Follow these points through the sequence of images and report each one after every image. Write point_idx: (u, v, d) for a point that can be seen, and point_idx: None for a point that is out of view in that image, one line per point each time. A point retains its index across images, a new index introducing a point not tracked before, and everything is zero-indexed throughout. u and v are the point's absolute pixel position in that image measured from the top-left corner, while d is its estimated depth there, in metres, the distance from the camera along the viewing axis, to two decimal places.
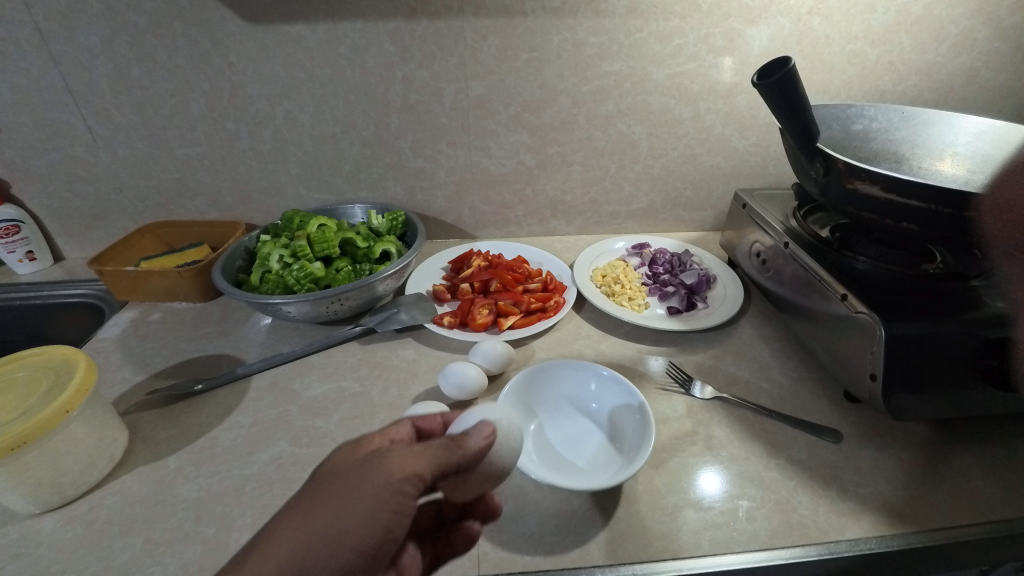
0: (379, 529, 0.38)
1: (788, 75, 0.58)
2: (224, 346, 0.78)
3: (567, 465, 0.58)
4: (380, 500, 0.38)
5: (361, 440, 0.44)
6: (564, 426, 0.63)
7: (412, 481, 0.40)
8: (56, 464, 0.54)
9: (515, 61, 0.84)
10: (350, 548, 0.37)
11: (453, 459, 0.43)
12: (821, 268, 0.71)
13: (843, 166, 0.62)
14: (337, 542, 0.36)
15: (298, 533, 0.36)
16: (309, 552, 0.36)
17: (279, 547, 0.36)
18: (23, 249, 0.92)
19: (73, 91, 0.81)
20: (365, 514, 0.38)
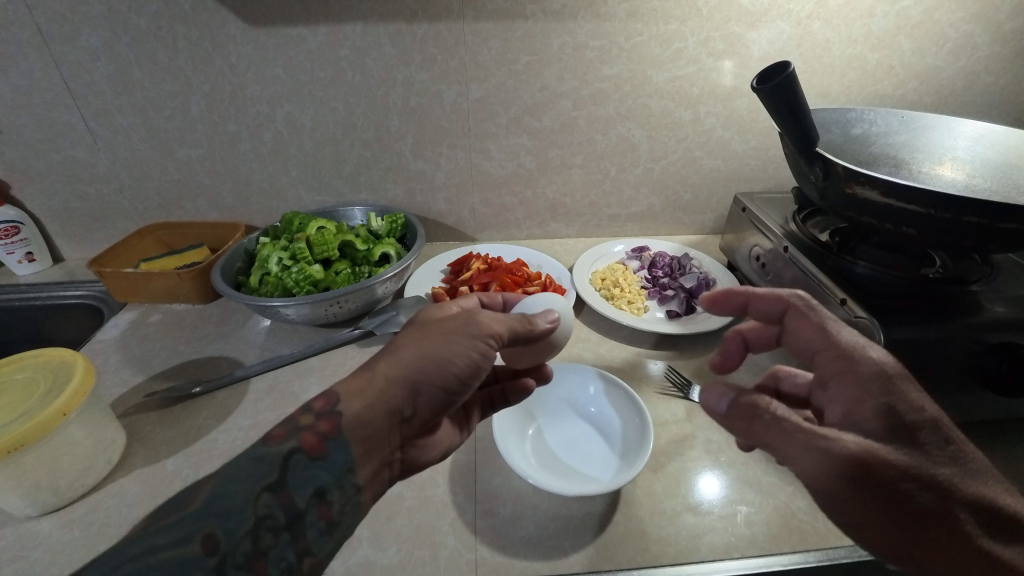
0: (476, 367, 0.48)
1: (788, 79, 0.58)
2: (223, 348, 0.77)
3: (568, 468, 0.58)
4: (477, 344, 0.48)
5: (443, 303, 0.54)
6: (563, 429, 0.63)
7: (497, 332, 0.50)
8: (54, 467, 0.54)
9: (515, 64, 0.84)
10: (454, 373, 0.47)
11: (527, 323, 0.53)
12: (820, 272, 0.70)
13: (842, 171, 0.62)
14: (445, 363, 0.47)
15: (415, 353, 0.46)
16: (425, 371, 0.46)
17: (401, 365, 0.46)
18: (22, 250, 0.91)
19: (74, 93, 0.81)
20: (466, 351, 0.48)
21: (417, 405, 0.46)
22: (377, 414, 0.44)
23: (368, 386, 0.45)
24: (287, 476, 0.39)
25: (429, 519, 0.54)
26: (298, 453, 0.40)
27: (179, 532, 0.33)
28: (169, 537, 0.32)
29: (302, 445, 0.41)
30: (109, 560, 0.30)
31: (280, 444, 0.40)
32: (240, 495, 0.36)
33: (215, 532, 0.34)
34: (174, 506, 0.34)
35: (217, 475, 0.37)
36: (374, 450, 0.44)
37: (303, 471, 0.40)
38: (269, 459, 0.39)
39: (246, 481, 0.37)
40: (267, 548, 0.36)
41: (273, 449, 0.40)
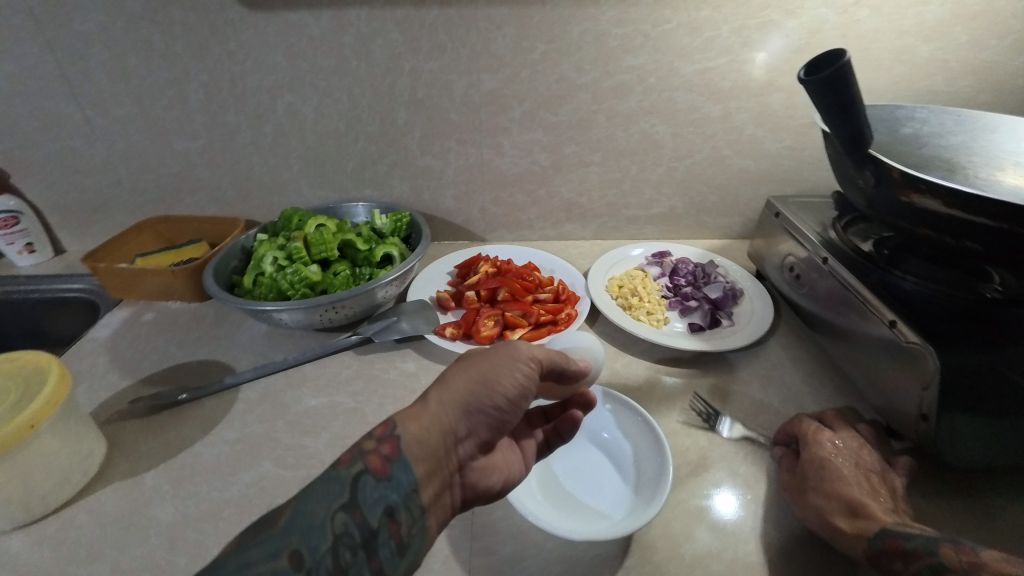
0: (524, 388, 0.46)
1: (842, 71, 0.50)
2: (215, 351, 0.74)
3: (573, 499, 0.53)
4: (520, 366, 0.46)
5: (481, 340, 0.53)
6: (572, 458, 0.58)
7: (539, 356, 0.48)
8: (23, 482, 0.50)
9: (531, 53, 0.78)
10: (502, 395, 0.45)
11: (564, 355, 0.52)
12: (864, 287, 0.63)
13: (899, 175, 0.54)
14: (492, 384, 0.44)
15: (463, 374, 0.45)
16: (476, 391, 0.44)
17: (451, 388, 0.44)
18: (22, 242, 0.88)
19: (68, 80, 0.77)
20: (513, 371, 0.45)
21: (471, 426, 0.44)
22: (434, 435, 0.42)
23: (424, 408, 0.43)
24: (360, 495, 0.38)
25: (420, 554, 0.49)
26: (366, 475, 0.38)
27: (267, 546, 0.32)
28: (260, 551, 0.32)
29: (369, 467, 0.39)
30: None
31: (350, 466, 0.39)
32: (318, 513, 0.35)
33: (301, 546, 0.33)
34: (259, 528, 0.33)
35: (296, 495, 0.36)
36: (436, 470, 0.42)
37: (374, 490, 0.38)
38: (341, 481, 0.38)
39: (323, 501, 0.36)
40: (346, 567, 0.35)
41: (344, 473, 0.38)
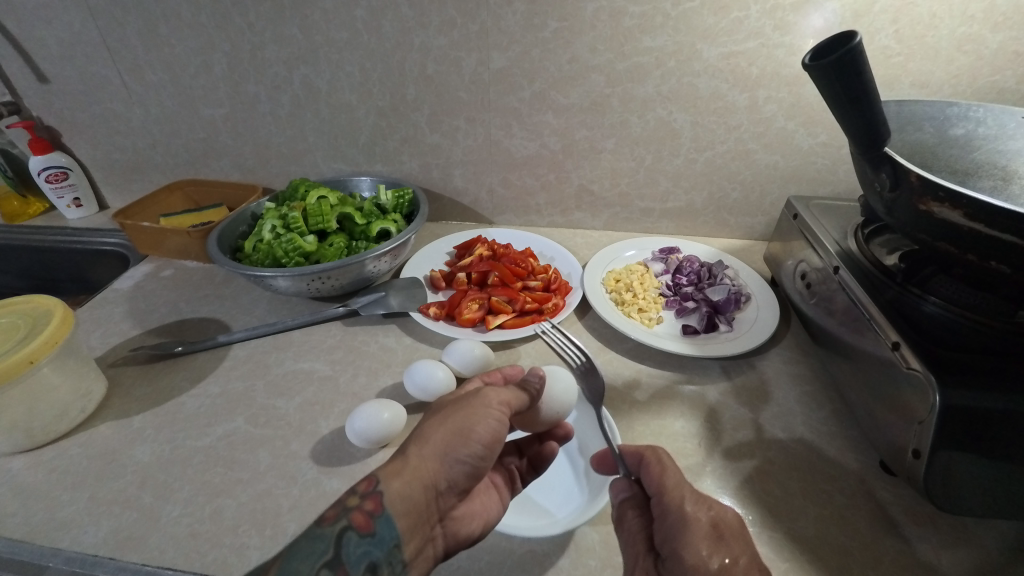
0: (499, 434, 0.45)
1: (851, 55, 0.43)
2: (218, 310, 0.79)
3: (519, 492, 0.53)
4: (493, 412, 0.46)
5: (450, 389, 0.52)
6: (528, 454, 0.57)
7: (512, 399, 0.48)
8: (24, 412, 0.55)
9: (542, 31, 0.75)
10: (478, 443, 0.44)
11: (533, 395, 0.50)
12: (874, 305, 0.57)
13: (917, 180, 0.47)
14: (469, 433, 0.44)
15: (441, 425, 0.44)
16: (454, 441, 0.43)
17: (430, 440, 0.43)
18: (70, 196, 0.98)
19: (110, 47, 0.84)
20: (487, 419, 0.45)
21: (451, 476, 0.43)
22: (415, 489, 0.41)
23: (405, 461, 0.42)
24: (344, 551, 0.38)
25: None
26: (350, 531, 0.38)
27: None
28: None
29: (352, 523, 0.38)
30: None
31: (334, 522, 0.39)
32: (302, 571, 0.35)
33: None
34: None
35: (282, 553, 0.36)
36: (419, 525, 0.41)
37: (359, 547, 0.38)
38: (325, 537, 0.38)
39: (307, 558, 0.36)
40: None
41: (328, 530, 0.38)
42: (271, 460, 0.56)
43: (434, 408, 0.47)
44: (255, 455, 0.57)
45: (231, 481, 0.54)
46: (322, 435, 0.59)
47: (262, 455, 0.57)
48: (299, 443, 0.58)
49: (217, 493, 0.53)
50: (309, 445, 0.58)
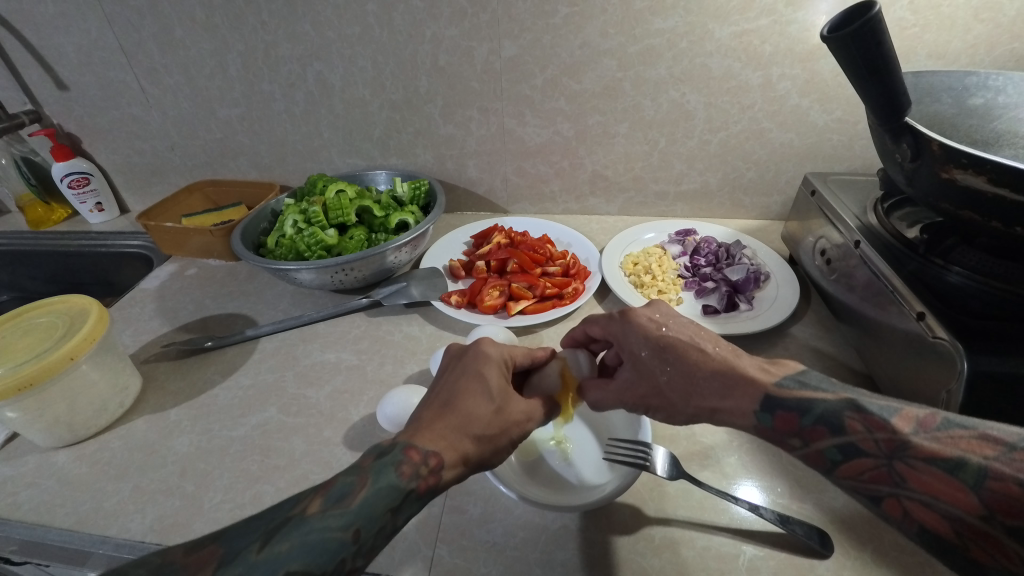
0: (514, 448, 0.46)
1: (868, 26, 0.43)
2: (243, 306, 0.80)
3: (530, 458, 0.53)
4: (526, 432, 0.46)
5: (466, 356, 0.47)
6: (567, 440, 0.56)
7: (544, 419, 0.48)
8: (67, 408, 0.57)
9: (553, 17, 0.75)
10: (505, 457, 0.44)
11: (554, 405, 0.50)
12: (897, 277, 0.57)
13: (939, 149, 0.47)
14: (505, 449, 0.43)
15: (490, 426, 0.42)
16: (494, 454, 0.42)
17: (485, 443, 0.41)
18: (93, 201, 1.01)
19: (127, 52, 0.85)
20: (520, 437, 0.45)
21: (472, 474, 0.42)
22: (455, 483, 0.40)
23: (464, 458, 0.39)
24: (404, 504, 0.36)
25: None
26: (413, 494, 0.36)
27: (343, 518, 0.33)
28: (334, 520, 0.32)
29: (416, 488, 0.36)
30: (287, 534, 0.31)
31: (407, 478, 0.36)
32: (378, 507, 0.34)
33: (365, 528, 0.33)
34: (332, 503, 0.33)
35: (370, 473, 0.36)
36: None
37: (415, 503, 0.37)
38: (398, 486, 0.36)
39: (383, 496, 0.35)
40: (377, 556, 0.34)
41: (402, 483, 0.36)
42: (306, 447, 0.58)
43: (475, 390, 0.43)
44: (290, 442, 0.58)
45: (268, 468, 0.56)
46: (354, 422, 0.60)
47: (296, 442, 0.58)
48: (332, 429, 0.60)
49: (256, 479, 0.55)
50: (340, 432, 0.59)
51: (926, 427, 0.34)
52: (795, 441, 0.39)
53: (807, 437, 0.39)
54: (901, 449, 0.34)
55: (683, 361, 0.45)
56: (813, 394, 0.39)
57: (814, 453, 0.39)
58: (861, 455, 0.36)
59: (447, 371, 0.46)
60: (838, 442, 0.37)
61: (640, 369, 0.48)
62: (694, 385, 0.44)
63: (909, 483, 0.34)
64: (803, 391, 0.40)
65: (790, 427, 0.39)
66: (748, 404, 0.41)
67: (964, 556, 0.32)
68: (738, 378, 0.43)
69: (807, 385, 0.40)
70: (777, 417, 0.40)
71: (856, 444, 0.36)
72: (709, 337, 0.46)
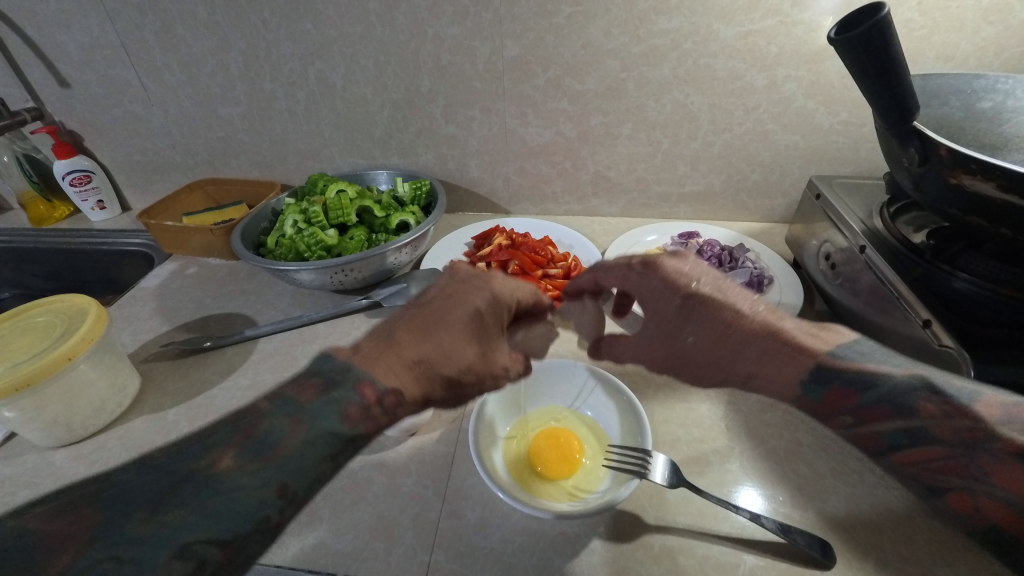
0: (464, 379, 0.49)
1: (876, 29, 0.42)
2: (243, 306, 0.80)
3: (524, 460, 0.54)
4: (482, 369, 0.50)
5: (467, 284, 0.52)
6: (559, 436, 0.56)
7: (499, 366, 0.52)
8: (65, 407, 0.57)
9: (556, 16, 0.74)
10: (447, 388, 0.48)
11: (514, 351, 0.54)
12: (902, 283, 0.56)
13: (947, 154, 0.46)
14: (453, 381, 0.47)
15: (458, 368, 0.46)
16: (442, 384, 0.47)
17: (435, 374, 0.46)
18: (95, 199, 1.00)
19: (128, 50, 0.85)
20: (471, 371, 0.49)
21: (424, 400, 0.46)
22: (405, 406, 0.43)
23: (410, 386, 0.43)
24: (346, 451, 0.37)
25: (391, 509, 0.51)
26: (361, 438, 0.38)
27: (259, 476, 0.32)
28: (250, 480, 0.32)
29: (363, 431, 0.38)
30: (199, 495, 0.30)
31: (352, 422, 0.37)
32: (311, 458, 0.34)
33: (291, 482, 0.33)
34: (253, 455, 0.33)
35: (305, 420, 0.36)
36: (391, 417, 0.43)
37: (357, 447, 0.38)
38: (341, 433, 0.36)
39: (318, 446, 0.35)
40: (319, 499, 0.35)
41: (347, 428, 0.37)
42: None
43: (462, 329, 0.47)
44: None
45: None
46: None
47: None
48: None
49: None
50: None
51: (1015, 420, 0.37)
52: (849, 418, 0.44)
53: (863, 416, 0.43)
54: (985, 441, 0.37)
55: (715, 314, 0.50)
56: (878, 371, 0.43)
57: (869, 433, 0.43)
58: (934, 444, 0.39)
59: (439, 303, 0.50)
60: (906, 426, 0.40)
61: (660, 312, 0.54)
62: (721, 338, 0.50)
63: (990, 477, 0.37)
64: (862, 367, 0.44)
65: (846, 401, 0.44)
66: (799, 373, 0.46)
67: (1001, 534, 0.37)
68: (787, 348, 0.47)
69: (870, 361, 0.44)
70: (833, 391, 0.44)
71: (930, 429, 0.39)
72: (747, 299, 0.51)
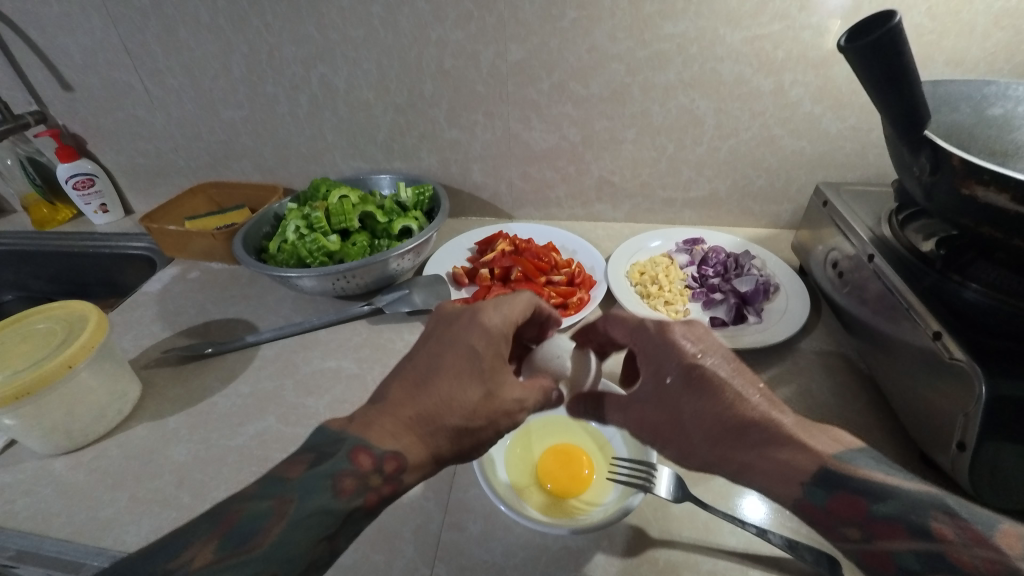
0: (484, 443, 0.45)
1: (888, 36, 0.41)
2: (245, 311, 0.80)
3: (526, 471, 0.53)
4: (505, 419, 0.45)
5: (453, 322, 0.47)
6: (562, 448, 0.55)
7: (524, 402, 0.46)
8: (64, 415, 0.56)
9: (561, 21, 0.74)
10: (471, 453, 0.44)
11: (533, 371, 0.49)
12: (912, 293, 0.55)
13: (960, 164, 0.45)
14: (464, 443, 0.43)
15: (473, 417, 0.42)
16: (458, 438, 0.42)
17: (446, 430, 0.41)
18: (98, 202, 1.00)
19: (131, 54, 0.85)
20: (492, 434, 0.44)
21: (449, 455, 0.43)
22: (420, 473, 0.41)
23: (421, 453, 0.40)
24: (344, 526, 0.37)
25: (391, 521, 0.50)
26: (360, 509, 0.38)
27: (246, 569, 0.32)
28: (236, 574, 0.31)
29: (363, 502, 0.38)
30: None
31: (347, 497, 0.37)
32: (303, 543, 0.34)
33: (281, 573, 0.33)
34: (228, 542, 0.32)
35: (292, 498, 0.35)
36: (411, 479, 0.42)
37: (356, 521, 0.37)
38: (335, 511, 0.36)
39: (312, 527, 0.35)
40: None
41: (342, 504, 0.37)
42: None
43: (454, 371, 0.43)
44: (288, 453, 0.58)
45: None
46: None
47: None
48: None
49: None
50: None
51: None
52: (853, 531, 0.36)
53: (877, 531, 0.34)
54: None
55: (714, 399, 0.42)
56: (887, 481, 0.36)
57: (877, 551, 0.34)
58: (950, 569, 0.31)
59: (439, 339, 0.46)
60: (920, 548, 0.32)
61: (661, 397, 0.46)
62: (722, 428, 0.42)
63: None
64: (870, 474, 0.36)
65: (849, 512, 0.36)
66: (799, 473, 0.38)
67: None
68: (789, 438, 0.39)
69: (877, 468, 0.37)
70: (837, 498, 0.36)
71: (945, 556, 0.31)
72: (752, 385, 0.43)
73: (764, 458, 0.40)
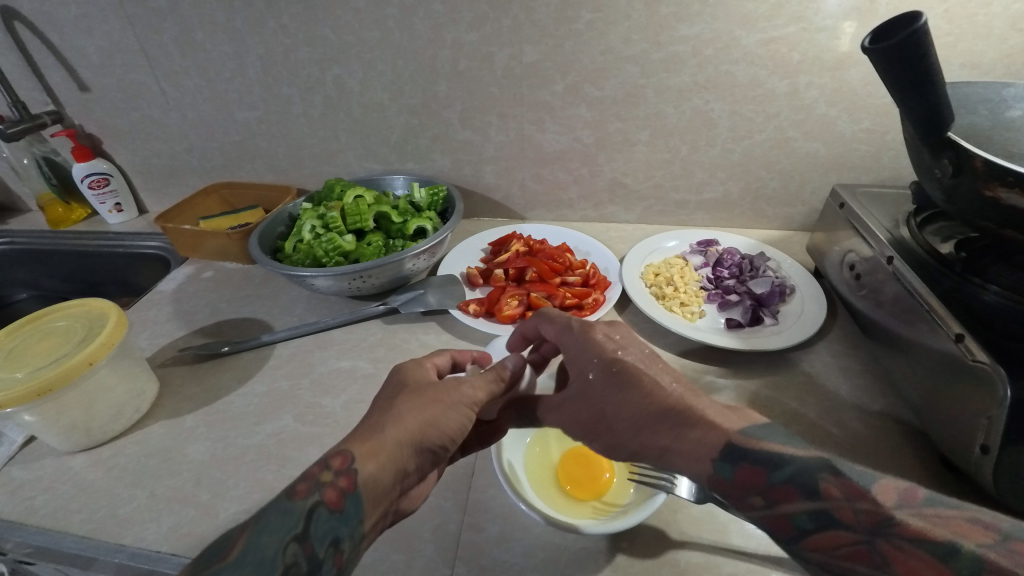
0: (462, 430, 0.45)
1: (914, 38, 0.41)
2: (260, 311, 0.80)
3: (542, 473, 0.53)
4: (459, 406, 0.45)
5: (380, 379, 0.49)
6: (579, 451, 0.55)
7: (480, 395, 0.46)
8: (83, 412, 0.57)
9: (576, 23, 0.74)
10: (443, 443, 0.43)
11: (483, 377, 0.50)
12: (932, 295, 0.55)
13: (983, 166, 0.45)
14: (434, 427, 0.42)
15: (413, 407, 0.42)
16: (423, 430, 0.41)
17: (405, 423, 0.41)
18: (112, 201, 1.01)
19: (148, 55, 0.86)
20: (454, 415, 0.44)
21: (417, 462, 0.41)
22: (390, 472, 0.39)
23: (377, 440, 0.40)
24: (314, 526, 0.35)
25: (410, 520, 0.50)
26: (322, 507, 0.36)
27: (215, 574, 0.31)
28: None
29: (325, 498, 0.36)
30: None
31: (304, 496, 0.36)
32: (269, 545, 0.33)
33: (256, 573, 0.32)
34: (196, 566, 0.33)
35: (249, 517, 0.35)
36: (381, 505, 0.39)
37: (330, 518, 0.36)
38: (296, 512, 0.35)
39: (275, 531, 0.34)
40: None
41: (299, 504, 0.36)
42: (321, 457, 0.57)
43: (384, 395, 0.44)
44: (305, 452, 0.58)
45: (284, 478, 0.55)
46: None
47: (312, 453, 0.58)
48: None
49: (270, 489, 0.54)
50: None
51: (912, 503, 0.31)
52: (758, 500, 0.35)
53: (774, 497, 0.35)
54: (885, 524, 0.30)
55: (636, 390, 0.43)
56: (783, 451, 0.36)
57: (779, 517, 0.34)
58: (839, 528, 0.32)
59: (372, 380, 0.48)
60: (811, 508, 0.33)
61: (586, 392, 0.47)
62: (645, 419, 0.42)
63: (892, 568, 0.29)
64: (768, 443, 0.37)
65: (753, 482, 0.36)
66: (709, 450, 0.38)
67: None
68: (698, 419, 0.40)
69: (776, 437, 0.37)
70: (740, 469, 0.36)
71: (832, 512, 0.32)
72: (666, 371, 0.44)
73: (682, 439, 0.40)
